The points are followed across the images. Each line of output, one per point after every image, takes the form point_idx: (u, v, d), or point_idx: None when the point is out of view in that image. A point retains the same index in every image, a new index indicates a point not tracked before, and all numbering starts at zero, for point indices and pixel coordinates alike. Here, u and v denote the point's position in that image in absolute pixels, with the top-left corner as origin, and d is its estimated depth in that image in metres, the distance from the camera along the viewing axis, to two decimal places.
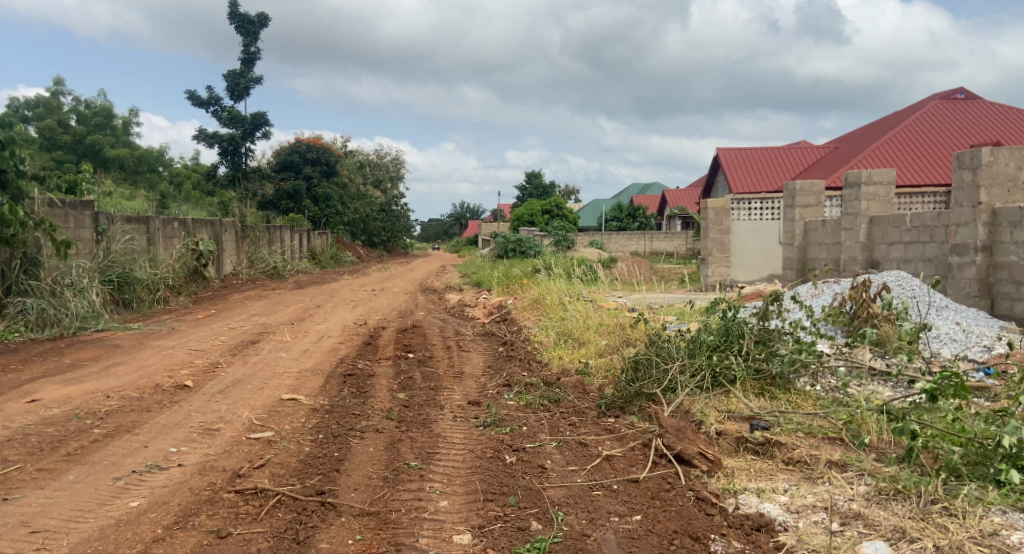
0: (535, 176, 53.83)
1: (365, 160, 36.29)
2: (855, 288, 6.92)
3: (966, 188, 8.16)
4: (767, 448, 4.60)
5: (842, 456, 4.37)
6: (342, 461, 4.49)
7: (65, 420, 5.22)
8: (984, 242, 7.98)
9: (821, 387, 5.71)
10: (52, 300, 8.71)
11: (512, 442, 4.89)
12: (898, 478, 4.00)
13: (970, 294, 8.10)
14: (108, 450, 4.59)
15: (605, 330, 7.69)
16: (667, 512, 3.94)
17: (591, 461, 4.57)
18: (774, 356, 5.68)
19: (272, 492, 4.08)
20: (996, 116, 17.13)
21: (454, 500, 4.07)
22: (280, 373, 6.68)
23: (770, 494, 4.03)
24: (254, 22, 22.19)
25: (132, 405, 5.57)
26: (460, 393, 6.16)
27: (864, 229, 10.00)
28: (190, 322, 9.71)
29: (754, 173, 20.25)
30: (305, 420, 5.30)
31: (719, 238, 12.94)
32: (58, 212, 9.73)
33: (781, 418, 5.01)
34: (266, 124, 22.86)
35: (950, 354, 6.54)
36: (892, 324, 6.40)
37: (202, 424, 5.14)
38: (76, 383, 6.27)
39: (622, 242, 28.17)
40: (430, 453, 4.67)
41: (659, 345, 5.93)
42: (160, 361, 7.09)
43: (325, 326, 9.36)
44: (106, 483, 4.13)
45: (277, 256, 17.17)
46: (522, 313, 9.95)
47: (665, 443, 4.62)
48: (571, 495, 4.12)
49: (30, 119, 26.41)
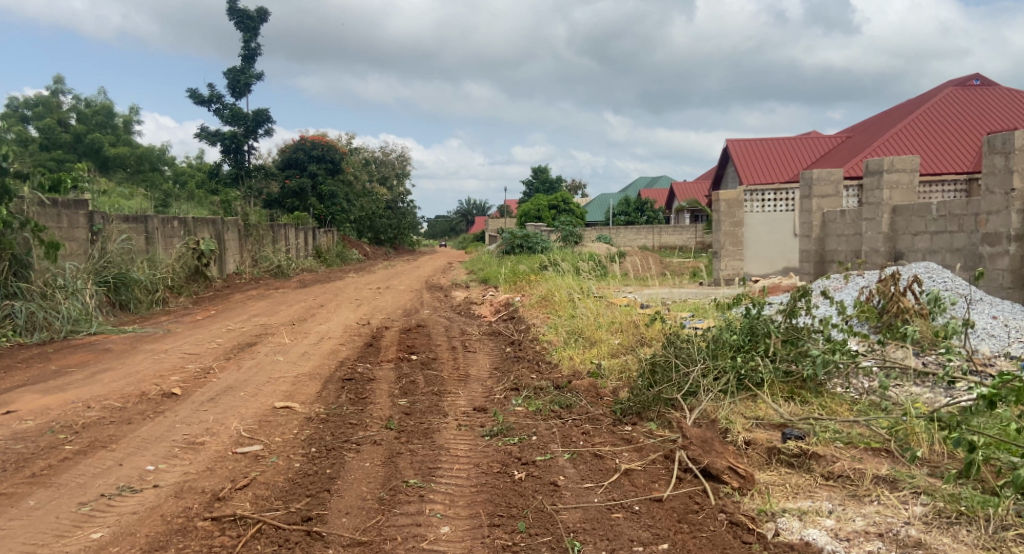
0: (540, 169, 53.54)
1: (369, 156, 35.85)
2: (884, 281, 6.30)
3: (997, 175, 7.65)
4: (803, 461, 4.15)
5: (891, 470, 3.93)
6: (334, 480, 4.07)
7: (38, 435, 4.81)
8: (1017, 230, 7.53)
9: (854, 390, 5.25)
10: (42, 302, 8.31)
11: (521, 454, 4.45)
12: (958, 498, 3.58)
13: (1003, 286, 7.62)
14: (78, 469, 4.18)
15: (617, 328, 7.26)
16: (698, 540, 3.52)
17: (609, 477, 4.13)
18: (804, 356, 5.23)
19: (252, 519, 3.66)
20: (1015, 100, 16.58)
21: (456, 525, 3.65)
22: (276, 378, 6.27)
23: (813, 517, 3.60)
24: (253, 18, 21.80)
25: (113, 417, 5.17)
26: (465, 399, 5.72)
27: (886, 219, 9.46)
28: (187, 324, 9.31)
29: (765, 165, 19.76)
30: (297, 431, 4.88)
31: (732, 231, 12.45)
32: (48, 212, 9.33)
33: (816, 425, 4.55)
34: (267, 121, 22.32)
35: (989, 351, 6.03)
36: (925, 320, 5.89)
37: (186, 438, 4.73)
38: (57, 392, 5.86)
39: (631, 236, 27.58)
40: (432, 469, 4.24)
41: (678, 346, 5.49)
42: (150, 367, 6.69)
43: (326, 327, 8.95)
44: (68, 510, 3.72)
45: (281, 255, 16.76)
46: (529, 310, 9.53)
47: (690, 457, 4.17)
48: (588, 520, 3.68)
49: (29, 119, 26.00)
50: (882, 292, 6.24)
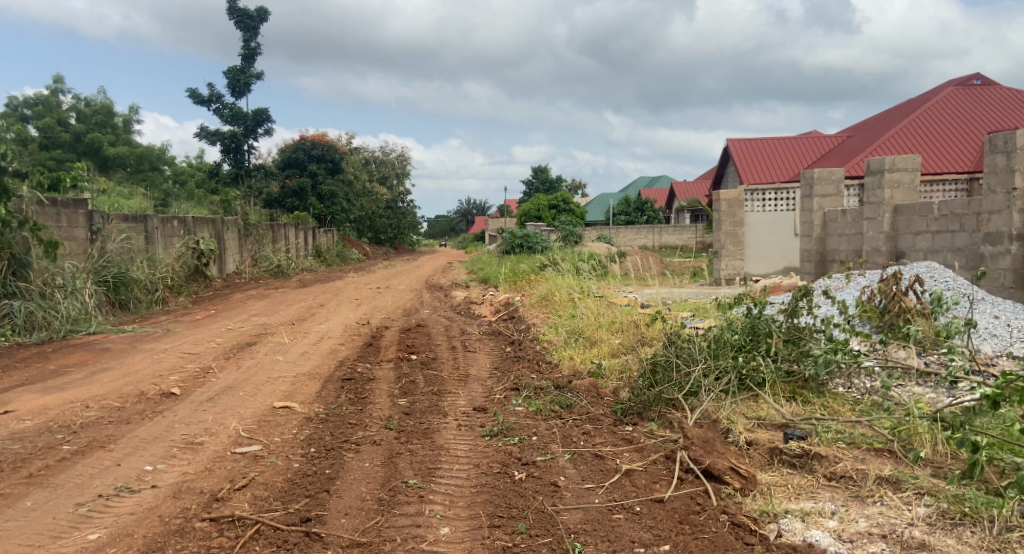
0: (540, 169, 53.54)
1: (369, 156, 35.82)
2: (885, 281, 6.29)
3: (999, 174, 7.62)
4: (805, 461, 4.13)
5: (894, 471, 3.90)
6: (334, 480, 4.04)
7: (35, 435, 4.78)
8: (1019, 230, 7.50)
9: (856, 390, 5.22)
10: (41, 302, 8.29)
11: (521, 454, 4.43)
12: (962, 499, 3.55)
13: (1005, 286, 7.60)
14: (76, 470, 4.16)
15: (618, 328, 7.23)
16: (700, 541, 3.49)
17: (610, 477, 4.11)
18: (806, 356, 5.20)
19: (251, 519, 3.64)
20: (1016, 99, 16.54)
21: (456, 526, 3.62)
22: (275, 378, 6.24)
23: (816, 518, 3.58)
24: (253, 17, 21.77)
25: (111, 417, 5.14)
26: (465, 399, 5.69)
27: (887, 218, 9.43)
28: (187, 323, 9.29)
29: (765, 164, 19.73)
30: (296, 431, 4.85)
31: (732, 230, 12.42)
32: (47, 211, 9.29)
33: (818, 426, 4.53)
34: (267, 120, 22.27)
35: (991, 351, 6.00)
36: (927, 319, 5.87)
37: (184, 438, 4.70)
38: (56, 392, 5.83)
39: (632, 235, 27.54)
40: (431, 469, 4.21)
41: (679, 345, 5.46)
42: (149, 367, 6.66)
43: (326, 327, 8.92)
44: (65, 511, 3.70)
45: (281, 255, 16.74)
46: (529, 310, 9.50)
47: (691, 457, 4.15)
48: (589, 521, 3.65)
49: (29, 118, 25.97)
50: (885, 292, 6.23)
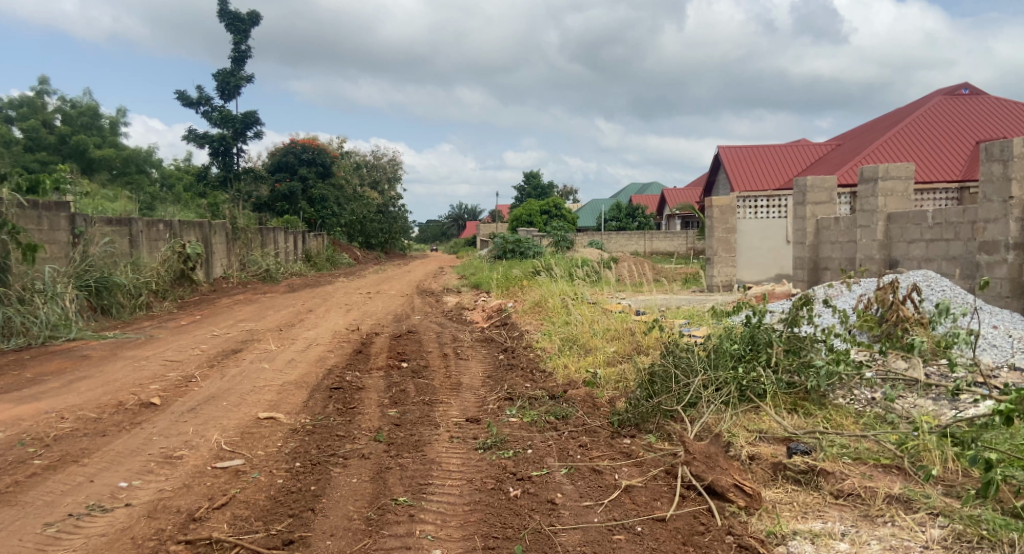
0: (533, 175, 53.41)
1: (360, 160, 35.59)
2: (883, 289, 6.15)
3: (995, 182, 7.52)
4: (811, 478, 3.96)
5: (904, 488, 3.74)
6: (319, 498, 3.85)
7: (5, 448, 4.57)
8: (1016, 239, 7.39)
9: (857, 401, 5.05)
10: (19, 307, 8.05)
11: (515, 469, 4.24)
12: (978, 520, 3.42)
13: (1001, 295, 7.48)
14: (46, 486, 3.95)
15: (612, 336, 7.05)
16: None
17: (608, 494, 3.93)
18: (808, 367, 5.03)
19: (229, 542, 3.45)
20: (1006, 108, 16.50)
21: (448, 548, 3.45)
22: (261, 387, 6.03)
23: (826, 540, 3.43)
24: (244, 19, 21.54)
25: (86, 429, 4.92)
26: (457, 409, 5.51)
27: (882, 226, 9.32)
28: (171, 330, 9.06)
29: (758, 171, 19.64)
30: (281, 444, 4.65)
31: (725, 237, 12.26)
32: (28, 214, 9.02)
33: (823, 439, 4.35)
34: (256, 122, 21.97)
35: (992, 362, 5.86)
36: (926, 328, 5.73)
37: (163, 452, 4.50)
38: (30, 402, 5.59)
39: (622, 242, 27.32)
40: (422, 486, 4.02)
41: (677, 354, 5.28)
42: (129, 375, 6.44)
43: (315, 333, 8.72)
44: (32, 532, 3.51)
45: (270, 259, 16.49)
46: (522, 317, 9.31)
47: (694, 473, 3.97)
48: (587, 543, 3.48)
49: (14, 119, 25.58)
50: (883, 301, 6.09)
